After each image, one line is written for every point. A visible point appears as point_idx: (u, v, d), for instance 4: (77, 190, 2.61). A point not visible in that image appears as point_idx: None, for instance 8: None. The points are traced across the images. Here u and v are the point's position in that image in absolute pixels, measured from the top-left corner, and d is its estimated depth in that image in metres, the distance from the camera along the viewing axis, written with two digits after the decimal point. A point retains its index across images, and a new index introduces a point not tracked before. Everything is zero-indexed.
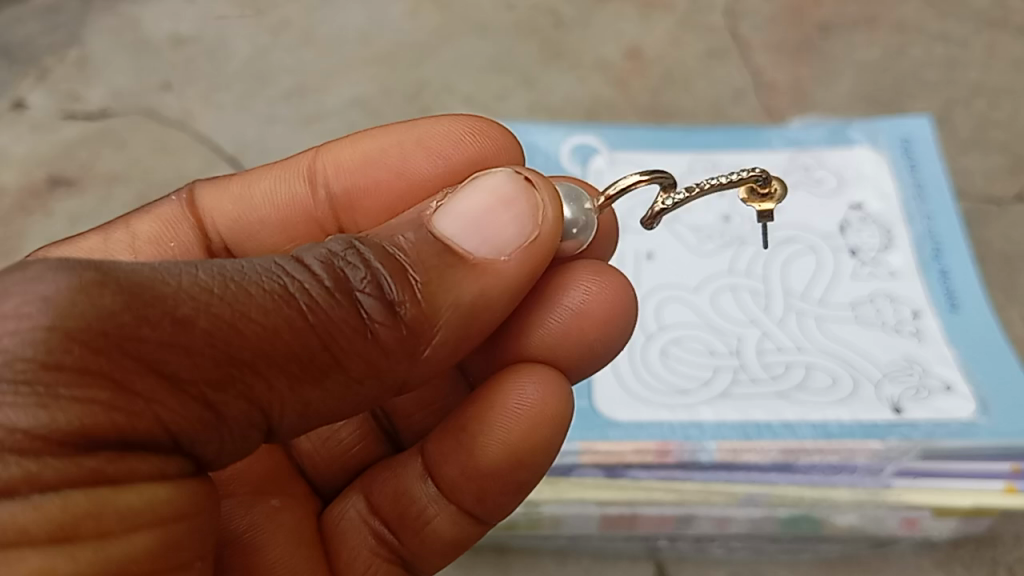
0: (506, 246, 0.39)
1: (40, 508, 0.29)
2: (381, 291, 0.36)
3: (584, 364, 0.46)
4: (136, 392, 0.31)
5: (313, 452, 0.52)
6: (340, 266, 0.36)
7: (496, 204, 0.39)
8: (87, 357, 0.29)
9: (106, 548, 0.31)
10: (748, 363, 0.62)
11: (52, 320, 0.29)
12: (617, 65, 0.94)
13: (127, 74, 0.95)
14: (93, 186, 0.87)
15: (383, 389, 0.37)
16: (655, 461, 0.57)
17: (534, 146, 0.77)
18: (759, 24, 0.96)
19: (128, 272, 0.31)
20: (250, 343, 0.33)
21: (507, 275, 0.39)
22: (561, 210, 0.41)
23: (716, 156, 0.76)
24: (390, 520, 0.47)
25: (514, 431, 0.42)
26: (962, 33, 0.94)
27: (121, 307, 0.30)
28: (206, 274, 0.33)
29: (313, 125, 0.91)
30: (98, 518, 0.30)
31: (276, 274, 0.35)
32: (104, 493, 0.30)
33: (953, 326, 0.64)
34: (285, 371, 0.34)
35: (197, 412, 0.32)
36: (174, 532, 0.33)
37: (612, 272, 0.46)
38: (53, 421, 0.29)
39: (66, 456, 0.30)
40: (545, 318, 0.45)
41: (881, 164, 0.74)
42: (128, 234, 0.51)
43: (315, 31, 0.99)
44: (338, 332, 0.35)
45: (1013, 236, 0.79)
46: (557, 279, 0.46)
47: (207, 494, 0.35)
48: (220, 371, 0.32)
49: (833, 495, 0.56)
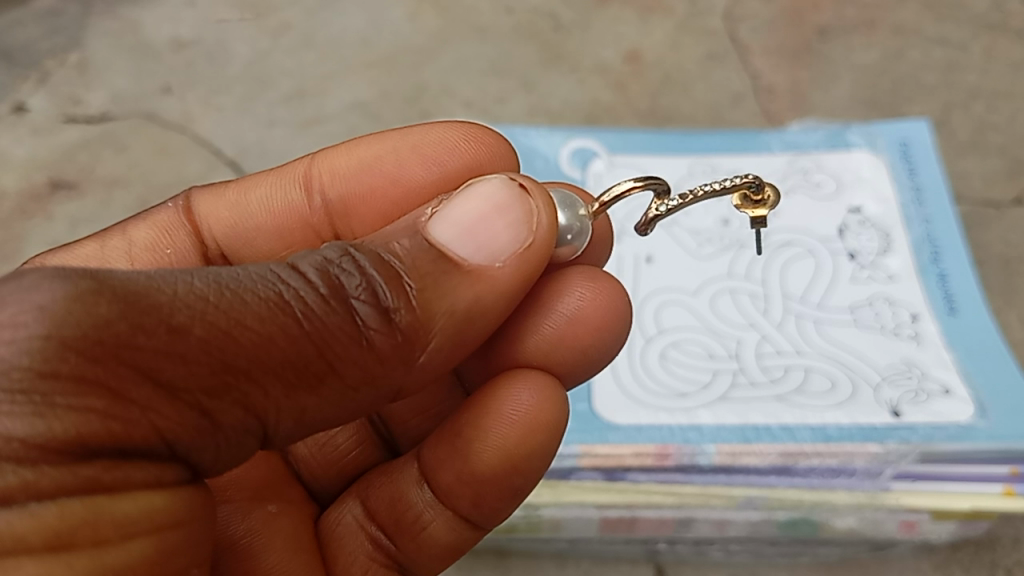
0: (501, 253, 0.39)
1: (37, 516, 0.29)
2: (377, 298, 0.36)
3: (578, 369, 0.46)
4: (132, 401, 0.31)
5: (310, 457, 0.52)
6: (336, 273, 0.36)
7: (490, 212, 0.40)
8: (83, 366, 0.30)
9: (102, 555, 0.31)
10: (747, 367, 0.62)
11: (48, 329, 0.29)
12: (616, 69, 0.94)
13: (127, 77, 0.95)
14: (94, 190, 0.87)
15: (379, 396, 0.38)
16: (654, 465, 0.57)
17: (533, 150, 0.77)
18: (758, 28, 0.96)
19: (124, 281, 0.31)
20: (245, 351, 0.33)
21: (502, 281, 0.39)
22: (555, 217, 0.41)
23: (715, 160, 0.76)
24: (386, 525, 0.47)
25: (509, 437, 0.43)
26: (960, 37, 0.95)
27: (117, 315, 0.30)
28: (202, 282, 0.33)
29: (314, 128, 0.91)
30: (94, 526, 0.31)
31: (271, 282, 0.35)
32: (100, 501, 0.31)
33: (951, 330, 0.64)
34: (281, 378, 0.34)
35: (193, 420, 0.32)
36: (169, 539, 0.33)
37: (606, 278, 0.46)
38: (50, 430, 0.29)
39: (62, 465, 0.30)
40: (540, 323, 0.45)
41: (880, 168, 0.74)
42: (125, 240, 0.52)
43: (315, 34, 0.99)
44: (333, 339, 0.35)
45: (1011, 239, 0.79)
46: (553, 285, 0.46)
47: (202, 499, 0.35)
48: (215, 379, 0.32)
49: (832, 498, 0.57)
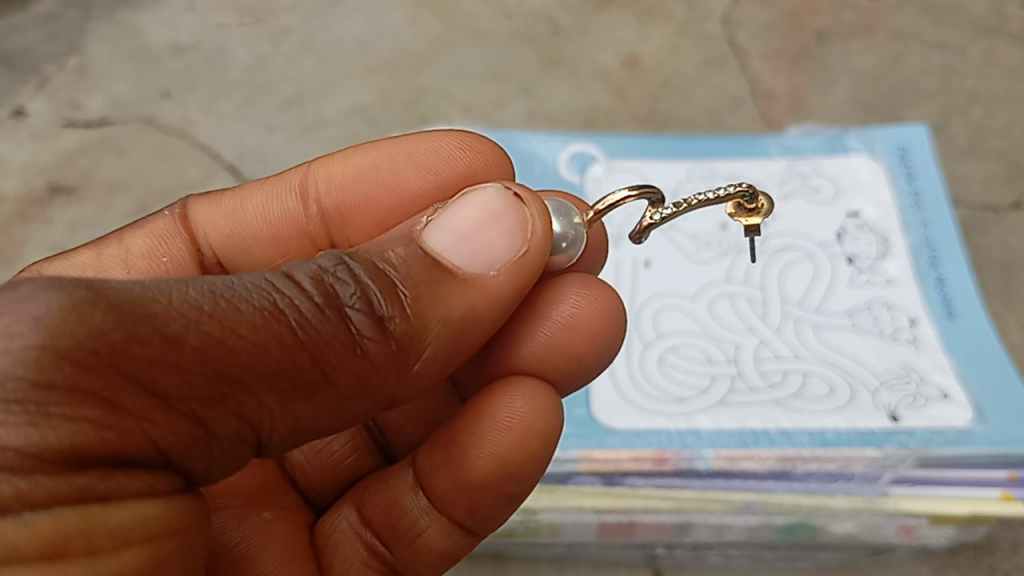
0: (496, 261, 0.39)
1: (32, 526, 0.29)
2: (371, 307, 0.36)
3: (573, 376, 0.46)
4: (126, 410, 0.31)
5: (306, 463, 0.52)
6: (330, 282, 0.36)
7: (485, 220, 0.40)
8: (77, 375, 0.30)
9: (96, 564, 0.31)
10: (746, 371, 0.62)
11: (43, 338, 0.29)
12: (615, 73, 0.94)
13: (127, 82, 0.95)
14: (93, 194, 0.87)
15: (372, 403, 0.38)
16: (652, 469, 0.57)
17: (532, 155, 0.78)
18: (757, 33, 0.96)
19: (118, 290, 0.32)
20: (239, 360, 0.33)
21: (497, 289, 0.39)
22: (549, 224, 0.41)
23: (714, 164, 0.76)
24: (382, 532, 0.47)
25: (504, 444, 0.43)
26: (959, 41, 0.95)
27: (111, 325, 0.30)
28: (196, 291, 0.33)
29: (313, 133, 0.91)
30: (88, 535, 0.31)
31: (266, 290, 0.35)
32: (95, 510, 0.31)
33: (950, 334, 0.64)
34: (275, 387, 0.34)
35: (187, 429, 0.32)
36: (162, 547, 0.33)
37: (602, 285, 0.47)
38: (44, 440, 0.29)
39: (56, 474, 0.30)
40: (534, 331, 0.45)
41: (878, 172, 0.74)
42: (122, 248, 0.52)
43: (315, 39, 0.99)
44: (327, 348, 0.35)
45: (1009, 243, 0.79)
46: (547, 293, 0.46)
47: (196, 508, 0.35)
48: (209, 388, 0.32)
49: (830, 503, 0.56)
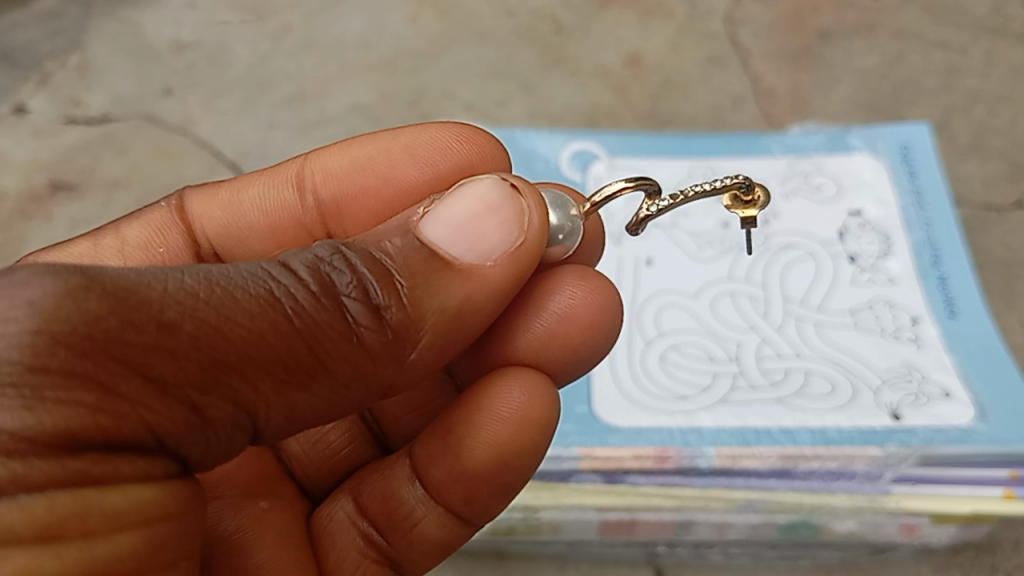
0: (493, 251, 0.39)
1: (26, 508, 0.29)
2: (368, 295, 0.36)
3: (569, 367, 0.46)
4: (121, 394, 0.31)
5: (302, 454, 0.52)
6: (327, 270, 0.36)
7: (481, 211, 0.40)
8: (73, 359, 0.29)
9: (92, 547, 0.31)
10: (748, 370, 0.62)
11: (37, 323, 0.29)
12: (617, 72, 0.94)
13: (128, 80, 0.95)
14: (95, 191, 0.87)
15: (370, 392, 0.38)
16: (654, 467, 0.57)
17: (534, 152, 0.78)
18: (759, 32, 0.96)
19: (114, 276, 0.31)
20: (235, 347, 0.33)
21: (494, 280, 0.39)
22: (546, 215, 0.41)
23: (715, 163, 0.76)
24: (378, 522, 0.47)
25: (500, 434, 0.42)
26: (961, 40, 0.95)
27: (107, 311, 0.30)
28: (192, 278, 0.33)
29: (315, 131, 0.91)
30: (83, 518, 0.30)
31: (262, 278, 0.35)
32: (89, 492, 0.30)
33: (952, 333, 0.64)
34: (272, 374, 0.34)
35: (182, 415, 0.32)
36: (159, 531, 0.33)
37: (598, 277, 0.46)
38: (39, 423, 0.29)
39: (50, 457, 0.29)
40: (531, 322, 0.45)
41: (880, 171, 0.74)
42: (117, 239, 0.51)
43: (317, 38, 0.99)
44: (323, 335, 0.35)
45: (1011, 243, 0.79)
46: (543, 283, 0.46)
47: (192, 495, 0.35)
48: (205, 374, 0.32)
49: (831, 501, 0.56)
